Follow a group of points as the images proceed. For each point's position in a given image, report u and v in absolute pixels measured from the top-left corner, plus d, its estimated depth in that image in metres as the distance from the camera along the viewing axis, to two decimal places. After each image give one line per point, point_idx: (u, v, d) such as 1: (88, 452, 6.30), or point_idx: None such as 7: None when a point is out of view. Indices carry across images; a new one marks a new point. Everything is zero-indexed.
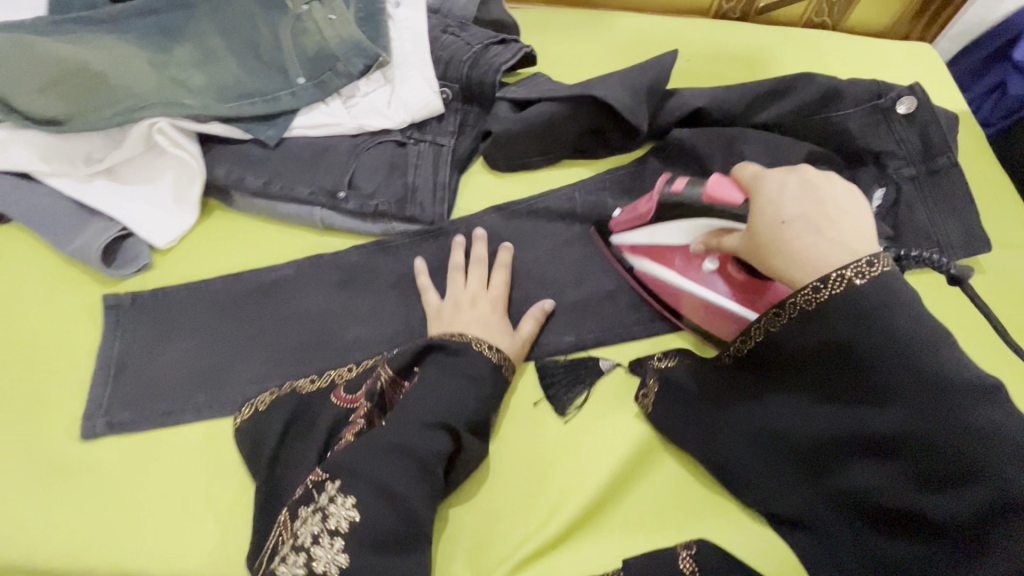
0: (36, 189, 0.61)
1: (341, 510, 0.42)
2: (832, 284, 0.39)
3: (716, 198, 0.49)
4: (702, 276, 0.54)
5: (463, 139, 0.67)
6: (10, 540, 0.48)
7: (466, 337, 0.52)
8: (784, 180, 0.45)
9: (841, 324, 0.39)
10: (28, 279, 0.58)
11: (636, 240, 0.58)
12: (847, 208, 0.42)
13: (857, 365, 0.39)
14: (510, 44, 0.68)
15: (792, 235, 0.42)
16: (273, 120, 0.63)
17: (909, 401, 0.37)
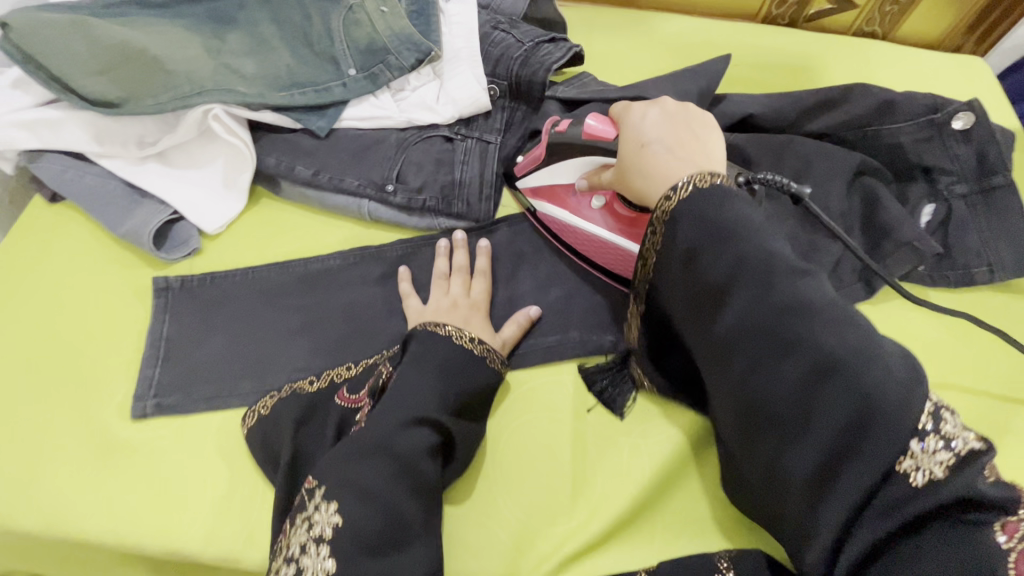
0: (89, 169, 0.62)
1: (325, 517, 0.42)
2: (694, 214, 0.40)
3: (592, 138, 0.53)
4: (590, 213, 0.56)
5: (509, 138, 0.67)
6: (59, 515, 0.49)
7: (446, 330, 0.51)
8: (653, 112, 0.48)
9: (710, 251, 0.39)
10: (81, 260, 0.59)
11: (535, 180, 0.60)
12: (701, 137, 0.46)
13: (723, 297, 0.39)
14: (560, 44, 0.68)
15: (651, 155, 0.45)
16: (323, 110, 0.63)
17: (774, 326, 0.37)
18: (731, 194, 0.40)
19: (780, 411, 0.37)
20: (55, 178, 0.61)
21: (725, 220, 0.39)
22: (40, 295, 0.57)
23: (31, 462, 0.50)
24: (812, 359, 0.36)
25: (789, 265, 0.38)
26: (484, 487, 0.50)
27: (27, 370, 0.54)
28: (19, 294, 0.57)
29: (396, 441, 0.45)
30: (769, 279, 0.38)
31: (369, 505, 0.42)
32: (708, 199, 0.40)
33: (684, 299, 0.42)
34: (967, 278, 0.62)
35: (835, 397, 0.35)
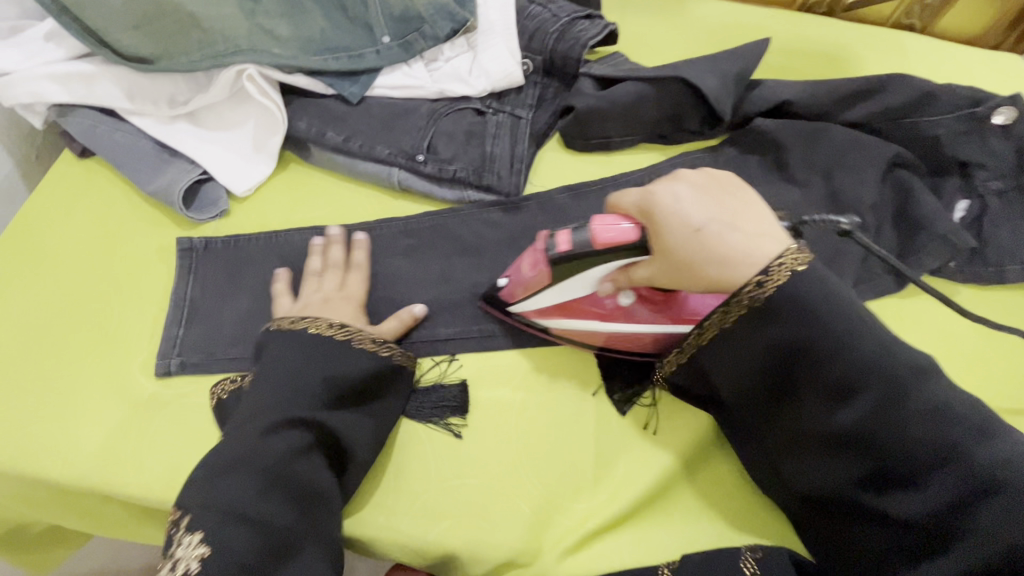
0: (119, 126, 0.61)
1: (190, 552, 0.39)
2: (798, 307, 0.39)
3: (609, 244, 0.43)
4: (622, 313, 0.49)
5: (540, 114, 0.66)
6: (81, 466, 0.49)
7: (340, 333, 0.49)
8: (672, 187, 0.42)
9: (829, 353, 0.39)
10: (108, 216, 0.59)
11: (541, 303, 0.51)
12: (746, 201, 0.42)
13: (843, 401, 0.39)
14: (596, 21, 0.67)
15: (717, 240, 0.40)
16: (356, 77, 0.63)
17: (908, 436, 0.37)
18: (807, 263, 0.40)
19: (899, 513, 0.38)
20: (85, 133, 0.61)
21: (841, 318, 0.39)
22: (66, 249, 0.57)
23: (53, 413, 0.51)
24: (956, 474, 0.36)
25: (915, 370, 0.38)
26: (477, 458, 0.50)
27: (52, 323, 0.54)
28: (46, 248, 0.57)
29: (264, 444, 0.43)
30: (859, 346, 0.38)
31: (246, 520, 0.41)
32: (821, 300, 0.39)
33: (770, 365, 0.41)
34: (998, 275, 0.61)
35: (945, 494, 0.37)
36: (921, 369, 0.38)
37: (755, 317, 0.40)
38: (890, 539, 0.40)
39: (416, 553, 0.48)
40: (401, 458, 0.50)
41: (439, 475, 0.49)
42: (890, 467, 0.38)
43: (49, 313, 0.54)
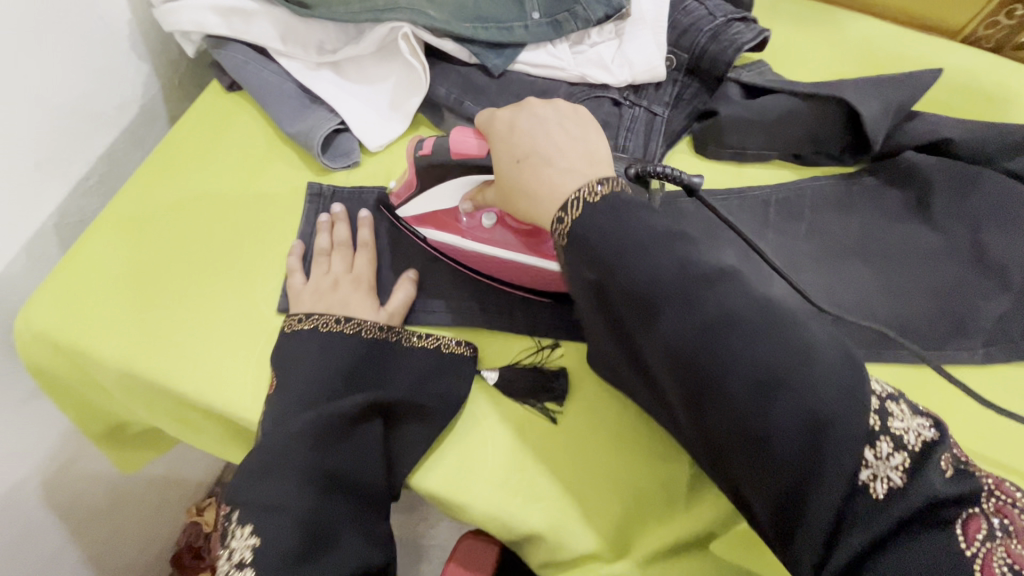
0: (268, 66, 0.63)
1: (243, 542, 0.42)
2: (644, 259, 0.39)
3: (463, 154, 0.52)
4: (483, 233, 0.54)
5: (676, 114, 0.64)
6: (200, 380, 0.52)
7: (350, 327, 0.51)
8: (533, 115, 0.49)
9: (626, 262, 0.39)
10: (249, 149, 0.61)
11: (418, 209, 0.56)
12: (578, 138, 0.48)
13: (652, 311, 0.38)
14: (752, 25, 0.64)
15: (534, 167, 0.46)
16: (501, 49, 0.62)
17: (696, 339, 0.37)
18: (624, 199, 0.42)
19: (718, 425, 0.37)
20: (236, 67, 0.62)
21: (649, 236, 0.39)
22: (206, 174, 0.60)
23: (181, 326, 0.53)
24: (750, 377, 0.36)
25: (672, 260, 0.38)
26: (568, 447, 0.50)
27: (188, 242, 0.57)
28: (188, 172, 0.60)
29: (305, 436, 0.45)
30: (699, 289, 0.37)
31: (287, 508, 0.43)
32: (630, 216, 0.40)
33: (634, 322, 0.40)
34: None
35: (809, 460, 0.34)
36: (717, 270, 0.38)
37: (571, 233, 0.42)
38: (734, 458, 0.38)
39: (500, 529, 0.48)
40: (494, 435, 0.50)
41: (527, 459, 0.49)
42: (713, 381, 0.37)
43: (183, 232, 0.57)
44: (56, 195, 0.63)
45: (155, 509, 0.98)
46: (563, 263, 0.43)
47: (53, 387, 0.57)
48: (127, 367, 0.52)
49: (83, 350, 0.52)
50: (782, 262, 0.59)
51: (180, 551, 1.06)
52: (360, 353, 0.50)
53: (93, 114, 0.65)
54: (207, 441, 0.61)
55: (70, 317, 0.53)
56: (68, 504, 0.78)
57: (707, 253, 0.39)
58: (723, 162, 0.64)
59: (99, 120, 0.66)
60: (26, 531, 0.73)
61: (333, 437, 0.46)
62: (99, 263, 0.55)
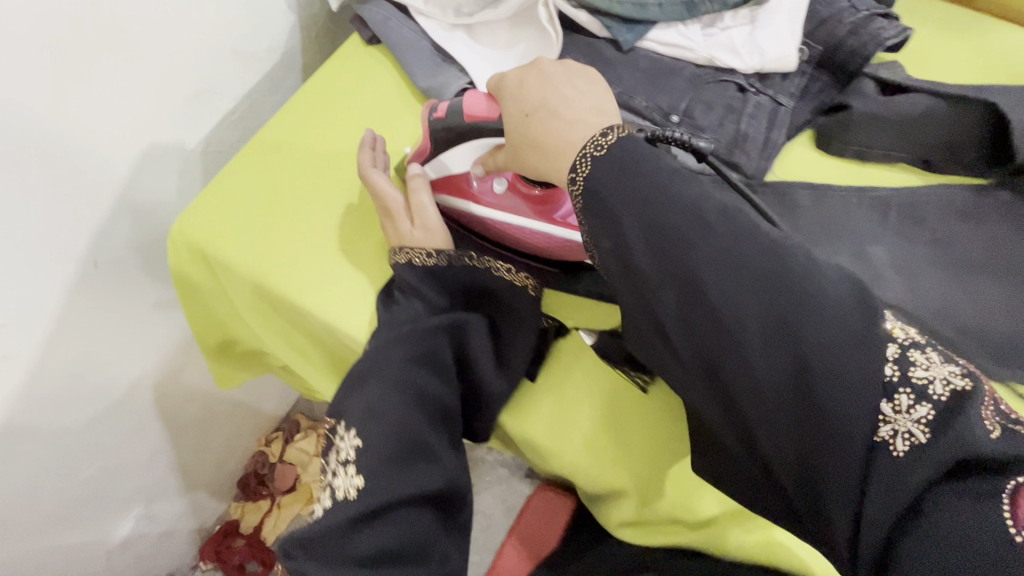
0: (406, 23, 0.66)
1: (347, 442, 0.48)
2: (660, 205, 0.39)
3: (475, 116, 0.51)
4: (495, 198, 0.56)
5: (800, 107, 0.63)
6: (321, 304, 0.56)
7: (441, 259, 0.51)
8: (544, 70, 0.49)
9: (664, 241, 0.38)
10: (381, 99, 0.65)
11: (432, 173, 0.57)
12: (587, 90, 0.47)
13: (672, 260, 0.38)
14: (894, 22, 0.62)
15: (546, 126, 0.45)
16: (633, 24, 0.63)
17: (716, 288, 0.37)
18: (632, 143, 0.41)
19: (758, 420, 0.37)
20: (379, 22, 0.66)
21: (677, 205, 0.39)
22: (340, 118, 0.64)
23: (310, 252, 0.58)
24: (757, 316, 0.36)
25: (692, 229, 0.38)
26: (655, 413, 0.51)
27: (320, 178, 0.62)
28: (325, 114, 0.64)
29: (409, 363, 0.48)
30: (707, 233, 0.38)
31: (388, 424, 0.46)
32: (653, 176, 0.40)
33: (654, 280, 0.39)
34: None
35: (834, 412, 0.34)
36: (709, 213, 0.38)
37: (597, 194, 0.40)
38: (754, 411, 0.37)
39: (590, 482, 0.50)
40: (583, 392, 0.52)
41: (608, 418, 0.51)
42: (745, 368, 0.36)
43: (317, 169, 0.62)
44: (205, 123, 0.70)
45: (235, 430, 1.07)
46: (589, 242, 0.42)
47: (189, 294, 0.64)
48: (258, 279, 0.57)
49: (222, 260, 0.58)
50: (899, 266, 0.57)
51: (247, 474, 1.14)
52: (467, 294, 0.52)
53: (243, 55, 0.71)
54: (309, 368, 0.66)
55: (216, 232, 0.58)
56: (172, 409, 0.85)
57: (713, 196, 0.39)
58: (847, 159, 0.62)
59: (248, 60, 0.73)
60: (137, 428, 0.80)
61: (428, 371, 0.49)
62: (242, 187, 0.60)
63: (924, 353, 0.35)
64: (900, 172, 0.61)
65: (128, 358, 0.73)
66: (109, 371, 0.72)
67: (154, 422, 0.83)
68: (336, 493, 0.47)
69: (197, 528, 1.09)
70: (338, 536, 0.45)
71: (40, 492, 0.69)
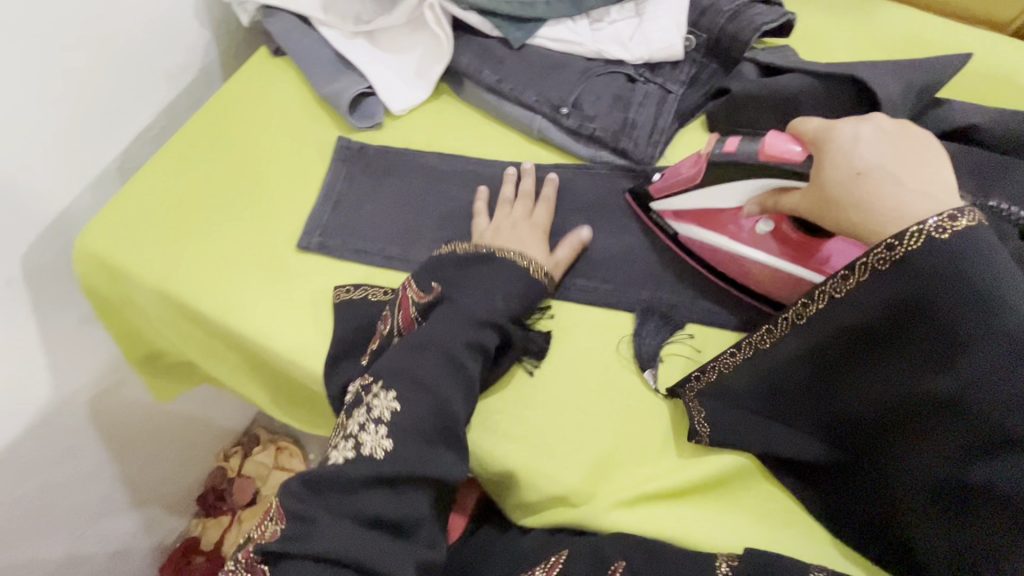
0: (309, 33, 0.68)
1: (384, 402, 0.47)
2: (943, 256, 0.36)
3: (773, 156, 0.46)
4: (753, 236, 0.52)
5: (691, 93, 0.65)
6: (220, 308, 0.58)
7: (472, 247, 0.53)
8: (865, 126, 0.44)
9: (965, 346, 0.36)
10: (286, 108, 0.67)
11: (682, 206, 0.55)
12: (936, 166, 0.41)
13: (923, 298, 0.37)
14: (775, 7, 0.64)
15: (878, 187, 0.41)
16: (522, 23, 0.65)
17: (979, 331, 0.36)
18: (976, 224, 0.37)
19: (976, 511, 0.39)
20: (282, 34, 0.69)
21: (964, 260, 0.36)
22: (246, 127, 0.66)
23: (210, 259, 0.60)
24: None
25: (967, 282, 0.36)
26: (546, 397, 0.51)
27: (224, 186, 0.63)
28: (233, 125, 0.66)
29: (445, 354, 0.48)
30: (982, 285, 0.36)
31: (427, 401, 0.47)
32: (963, 279, 0.36)
33: (894, 313, 0.39)
34: None
35: None
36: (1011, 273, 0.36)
37: (904, 277, 0.38)
38: (987, 451, 0.37)
39: (481, 466, 0.50)
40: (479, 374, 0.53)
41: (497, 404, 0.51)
42: (989, 409, 0.36)
43: (221, 178, 0.63)
44: (121, 140, 0.72)
45: (189, 445, 1.07)
46: (850, 304, 0.41)
47: (105, 306, 0.65)
48: (164, 289, 0.59)
49: (128, 273, 0.59)
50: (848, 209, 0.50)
51: (207, 489, 1.14)
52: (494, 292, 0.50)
53: (159, 74, 0.74)
54: (231, 373, 0.67)
55: (121, 244, 0.60)
56: (112, 425, 0.86)
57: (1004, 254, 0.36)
58: None
59: (165, 78, 0.75)
60: (73, 444, 0.80)
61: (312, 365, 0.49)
62: (148, 200, 0.62)
63: None
64: None
65: (57, 375, 0.74)
66: (38, 387, 0.72)
67: (91, 439, 0.83)
68: (361, 450, 0.46)
69: (155, 545, 1.09)
70: (350, 491, 0.44)
71: None
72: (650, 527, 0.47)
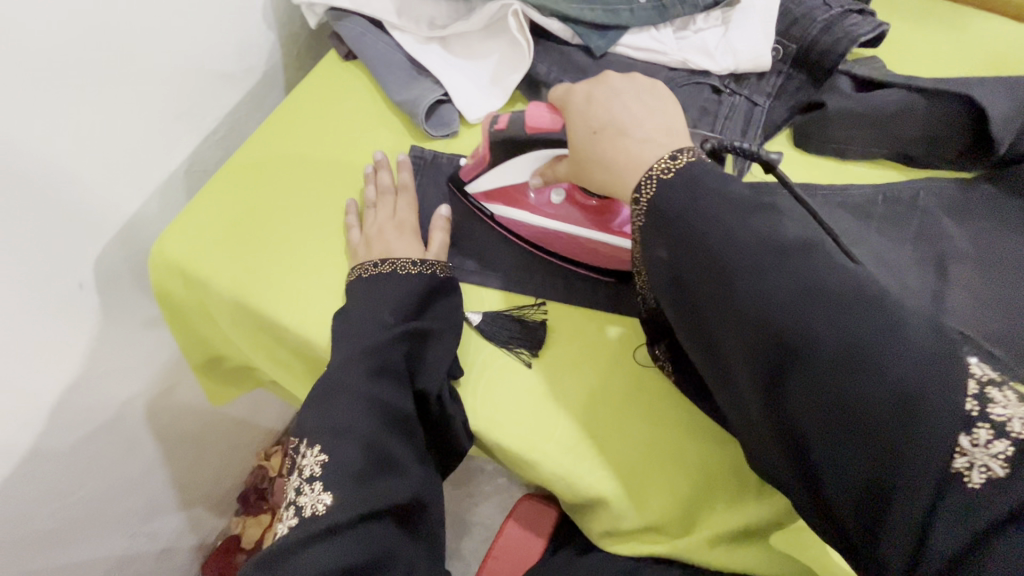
0: (382, 38, 0.67)
1: (312, 459, 0.45)
2: (679, 191, 0.41)
3: (537, 129, 0.52)
4: (552, 209, 0.56)
5: (778, 106, 0.63)
6: (297, 318, 0.57)
7: (386, 266, 0.53)
8: (612, 86, 0.48)
9: (715, 280, 0.38)
10: (358, 114, 0.66)
11: (488, 185, 0.58)
12: (655, 111, 0.46)
13: (678, 238, 0.40)
14: (868, 17, 0.61)
15: (613, 142, 0.45)
16: (605, 31, 0.63)
17: (703, 257, 0.39)
18: (698, 165, 0.41)
19: (795, 454, 0.37)
20: (354, 38, 0.67)
21: (707, 200, 0.40)
22: (317, 134, 0.65)
23: (286, 268, 0.58)
24: (773, 295, 0.36)
25: (721, 223, 0.39)
26: (634, 426, 0.50)
27: (297, 193, 0.62)
28: (304, 130, 0.65)
29: (368, 369, 0.46)
30: (693, 217, 0.40)
31: (365, 442, 0.45)
32: (729, 206, 0.39)
33: (657, 256, 0.42)
34: None
35: (837, 394, 0.34)
36: (744, 201, 0.40)
37: (651, 217, 0.42)
38: (761, 386, 0.37)
39: (571, 496, 0.49)
40: (560, 397, 0.51)
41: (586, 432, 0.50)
42: (744, 340, 0.37)
43: (294, 185, 0.62)
44: (187, 144, 0.71)
45: (233, 445, 1.07)
46: (646, 254, 0.43)
47: (173, 311, 0.65)
48: (238, 297, 0.58)
49: (202, 278, 0.59)
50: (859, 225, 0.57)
51: (247, 489, 1.14)
52: (401, 300, 0.51)
53: (226, 75, 0.73)
54: (295, 381, 0.66)
55: (196, 250, 0.59)
56: (164, 428, 0.86)
57: (736, 187, 0.40)
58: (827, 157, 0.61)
59: (230, 81, 0.74)
60: (129, 445, 0.80)
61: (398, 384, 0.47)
62: (221, 207, 0.61)
63: (997, 388, 0.32)
64: (883, 167, 0.60)
65: (119, 379, 0.74)
66: (100, 391, 0.72)
67: (146, 440, 0.83)
68: (303, 512, 0.43)
69: (198, 544, 1.09)
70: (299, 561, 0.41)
71: (34, 514, 0.69)
72: (740, 566, 0.47)
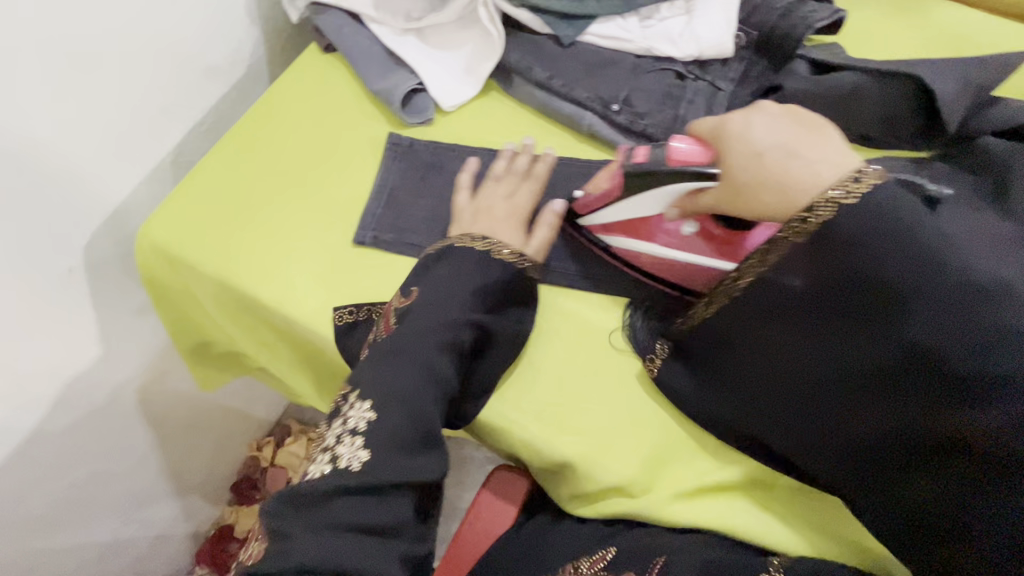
0: (359, 30, 0.69)
1: (360, 412, 0.47)
2: (860, 216, 0.38)
3: (681, 161, 0.49)
4: (678, 239, 0.53)
5: (740, 90, 0.65)
6: (277, 299, 0.59)
7: (488, 244, 0.53)
8: (767, 112, 0.47)
9: (890, 309, 0.38)
10: (336, 104, 0.68)
11: (611, 218, 0.55)
12: (823, 136, 0.44)
13: (839, 256, 0.39)
14: (826, 5, 0.65)
15: (797, 167, 0.43)
16: (573, 21, 0.66)
17: (875, 283, 0.38)
18: (887, 186, 0.39)
19: (920, 474, 0.40)
20: (333, 30, 0.69)
21: (887, 222, 0.38)
22: (297, 123, 0.67)
23: (266, 251, 0.61)
24: (944, 333, 0.36)
25: (894, 245, 0.37)
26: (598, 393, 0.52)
27: (277, 180, 0.64)
28: (285, 120, 0.67)
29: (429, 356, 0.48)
30: (873, 241, 0.38)
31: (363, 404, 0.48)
32: (926, 240, 0.37)
33: (806, 272, 0.41)
34: None
35: (995, 435, 0.36)
36: (910, 221, 0.38)
37: (817, 240, 0.40)
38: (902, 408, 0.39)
39: (536, 459, 0.51)
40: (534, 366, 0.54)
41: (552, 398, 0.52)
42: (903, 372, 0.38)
43: (274, 172, 0.65)
44: (174, 137, 0.74)
45: (226, 435, 1.10)
46: (783, 268, 0.42)
47: (160, 295, 0.67)
48: (221, 277, 0.60)
49: (186, 261, 0.61)
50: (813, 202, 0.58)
51: (240, 478, 1.17)
52: (462, 296, 0.50)
53: (211, 70, 0.75)
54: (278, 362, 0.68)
55: (180, 234, 0.61)
56: (157, 416, 0.88)
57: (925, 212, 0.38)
58: None
59: (214, 75, 0.76)
60: (122, 432, 0.83)
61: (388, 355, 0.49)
62: (205, 193, 0.63)
63: None
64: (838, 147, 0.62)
65: (111, 366, 0.76)
66: (92, 377, 0.74)
67: (139, 427, 0.86)
68: (340, 462, 0.46)
69: (192, 533, 1.12)
70: (317, 500, 0.45)
71: (30, 496, 0.72)
72: (698, 519, 0.49)
